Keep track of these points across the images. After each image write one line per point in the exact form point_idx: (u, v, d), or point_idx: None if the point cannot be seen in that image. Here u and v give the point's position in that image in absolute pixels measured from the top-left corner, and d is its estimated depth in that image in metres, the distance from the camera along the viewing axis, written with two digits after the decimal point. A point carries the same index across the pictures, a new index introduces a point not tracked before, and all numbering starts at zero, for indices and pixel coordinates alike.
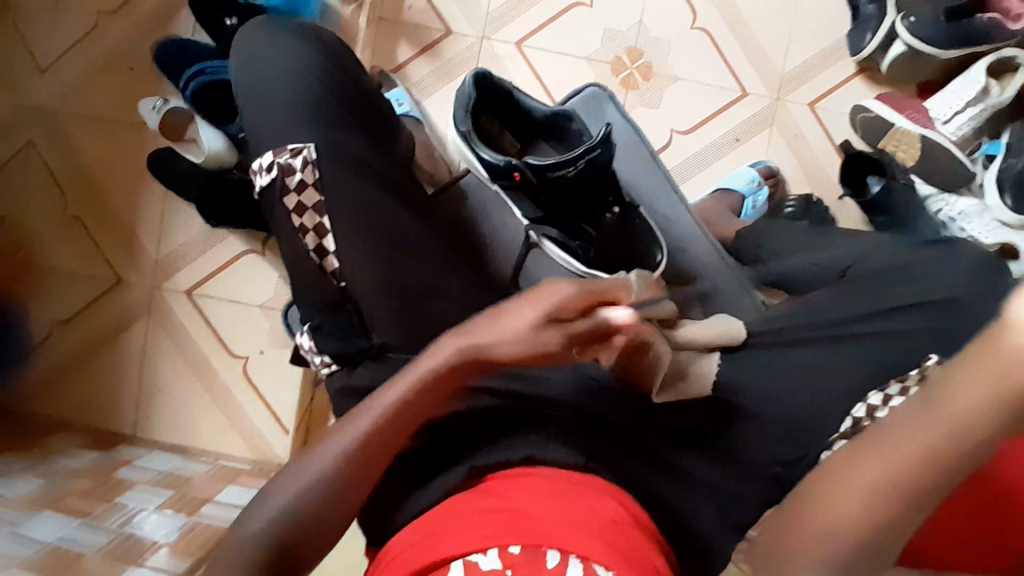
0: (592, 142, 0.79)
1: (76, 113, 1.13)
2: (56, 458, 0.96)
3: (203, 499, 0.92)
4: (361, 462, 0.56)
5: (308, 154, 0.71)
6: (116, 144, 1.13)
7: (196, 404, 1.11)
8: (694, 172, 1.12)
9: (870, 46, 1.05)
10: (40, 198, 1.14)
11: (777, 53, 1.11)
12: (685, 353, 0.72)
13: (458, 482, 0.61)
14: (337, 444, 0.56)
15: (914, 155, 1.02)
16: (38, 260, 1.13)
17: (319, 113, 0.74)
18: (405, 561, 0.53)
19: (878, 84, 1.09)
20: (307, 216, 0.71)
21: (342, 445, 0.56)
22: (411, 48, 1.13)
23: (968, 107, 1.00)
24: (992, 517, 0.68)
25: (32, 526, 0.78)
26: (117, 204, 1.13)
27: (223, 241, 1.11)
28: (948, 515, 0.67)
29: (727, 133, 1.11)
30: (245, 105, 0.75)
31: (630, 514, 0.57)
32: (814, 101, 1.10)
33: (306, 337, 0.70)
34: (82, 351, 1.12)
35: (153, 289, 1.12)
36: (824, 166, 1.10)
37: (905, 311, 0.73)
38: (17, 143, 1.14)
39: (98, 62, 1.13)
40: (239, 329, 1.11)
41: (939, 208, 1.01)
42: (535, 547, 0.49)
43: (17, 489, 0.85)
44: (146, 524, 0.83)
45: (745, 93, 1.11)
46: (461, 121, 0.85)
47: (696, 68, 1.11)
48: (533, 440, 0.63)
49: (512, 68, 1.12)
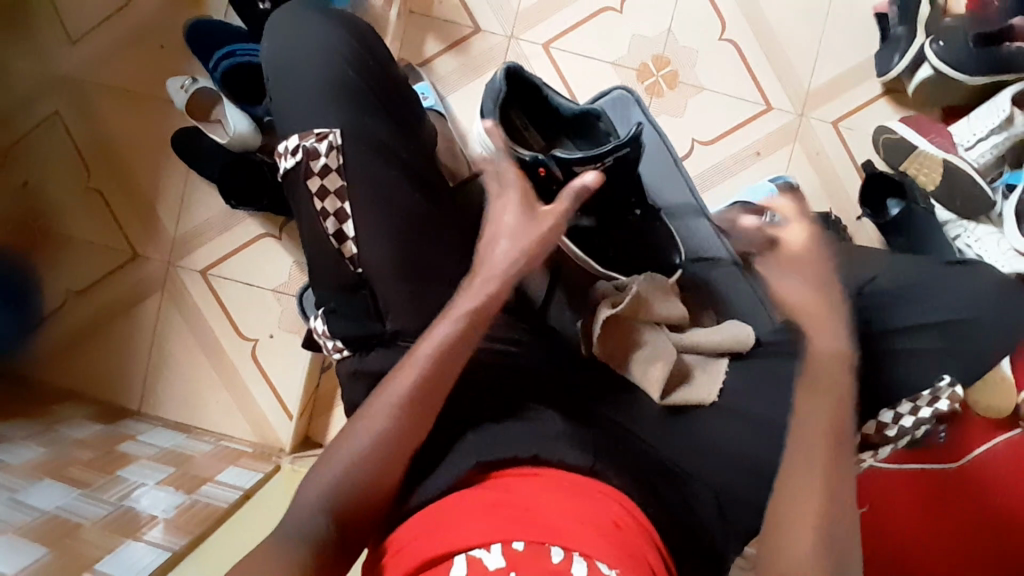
0: (621, 141, 0.79)
1: (105, 86, 1.14)
2: (60, 428, 0.96)
3: (203, 478, 0.92)
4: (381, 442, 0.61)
5: (333, 139, 0.71)
6: (142, 119, 1.14)
7: (203, 384, 1.11)
8: (716, 181, 1.12)
9: (898, 67, 1.04)
10: (63, 168, 1.14)
11: (803, 68, 1.11)
12: (693, 357, 0.76)
13: (464, 476, 0.59)
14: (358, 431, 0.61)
15: (935, 180, 1.02)
16: (58, 229, 1.14)
17: (348, 94, 0.73)
18: (414, 545, 0.53)
19: (903, 106, 1.09)
20: (329, 200, 0.70)
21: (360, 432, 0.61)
22: (440, 43, 1.14)
23: (991, 135, 1.00)
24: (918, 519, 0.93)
25: (32, 494, 0.78)
26: (138, 177, 1.14)
27: (241, 222, 1.11)
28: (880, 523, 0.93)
29: (750, 145, 1.11)
30: (275, 84, 0.75)
31: (632, 518, 0.56)
32: (837, 119, 1.10)
33: (320, 321, 0.71)
34: (93, 323, 1.12)
35: (168, 265, 1.13)
36: (845, 184, 1.10)
37: (924, 331, 0.73)
38: (43, 112, 1.15)
39: (130, 36, 1.14)
40: (250, 312, 1.11)
41: (956, 235, 1.02)
42: (539, 543, 0.50)
43: (19, 456, 0.85)
44: (144, 498, 0.83)
45: (769, 107, 1.11)
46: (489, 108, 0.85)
47: (722, 80, 1.12)
48: (542, 441, 0.61)
49: (539, 68, 1.12)
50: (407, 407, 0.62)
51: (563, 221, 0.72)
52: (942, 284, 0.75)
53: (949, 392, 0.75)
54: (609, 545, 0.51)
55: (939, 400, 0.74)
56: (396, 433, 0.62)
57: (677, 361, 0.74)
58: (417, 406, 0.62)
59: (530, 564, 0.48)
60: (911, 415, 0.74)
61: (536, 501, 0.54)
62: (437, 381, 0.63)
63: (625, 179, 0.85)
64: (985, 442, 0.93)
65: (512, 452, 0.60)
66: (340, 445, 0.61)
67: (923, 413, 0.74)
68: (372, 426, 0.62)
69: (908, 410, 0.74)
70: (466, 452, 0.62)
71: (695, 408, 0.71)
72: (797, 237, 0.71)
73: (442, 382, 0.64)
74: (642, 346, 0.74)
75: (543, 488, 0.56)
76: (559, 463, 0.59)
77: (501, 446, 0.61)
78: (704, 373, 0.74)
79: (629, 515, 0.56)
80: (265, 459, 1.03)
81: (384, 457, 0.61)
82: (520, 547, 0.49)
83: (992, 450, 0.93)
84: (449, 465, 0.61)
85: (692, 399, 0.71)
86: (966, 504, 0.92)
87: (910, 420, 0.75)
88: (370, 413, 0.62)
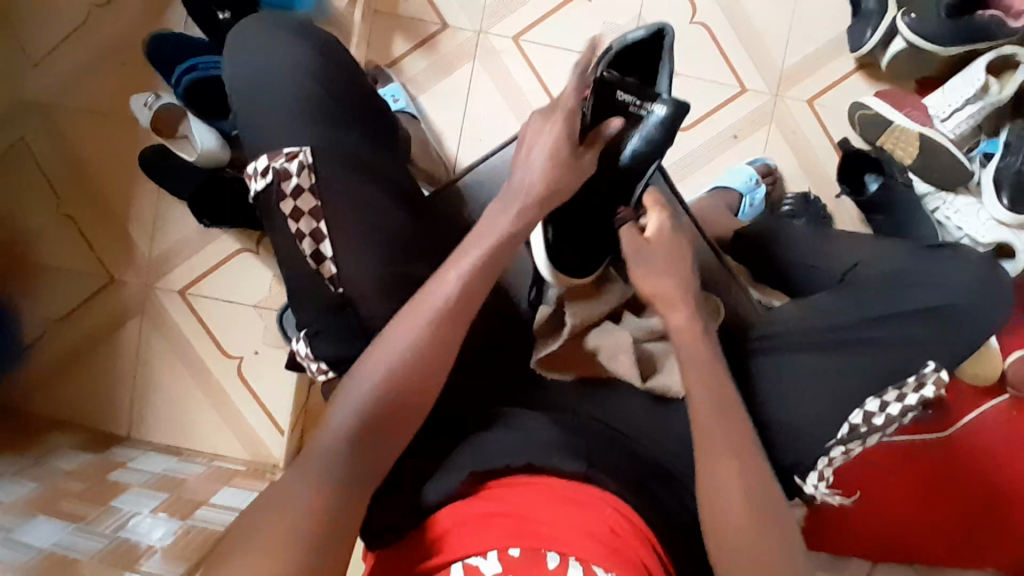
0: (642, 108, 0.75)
1: (66, 107, 1.11)
2: (49, 460, 0.95)
3: (198, 501, 0.91)
4: (383, 406, 0.58)
5: (304, 159, 0.68)
6: (107, 140, 1.11)
7: (191, 404, 1.10)
8: (695, 168, 1.11)
9: (871, 42, 1.04)
10: (29, 194, 1.11)
11: (777, 47, 1.10)
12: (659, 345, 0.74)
13: (458, 489, 0.58)
14: (361, 390, 0.59)
15: (912, 153, 1.01)
16: (30, 258, 1.11)
17: (314, 108, 0.71)
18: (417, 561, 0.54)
19: (877, 79, 1.09)
20: (303, 221, 0.68)
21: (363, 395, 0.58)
22: (408, 42, 1.11)
23: (967, 105, 0.99)
24: (910, 493, 0.95)
25: (25, 532, 0.77)
26: (108, 200, 1.11)
27: (217, 239, 1.10)
28: (872, 503, 0.95)
29: (727, 129, 1.10)
30: (238, 97, 0.73)
31: (631, 523, 0.56)
32: (813, 97, 1.10)
33: (303, 344, 0.71)
34: (74, 350, 1.11)
35: (146, 286, 1.11)
36: (824, 163, 1.10)
37: (912, 317, 0.73)
38: (6, 139, 1.12)
39: (89, 55, 1.11)
40: (234, 329, 1.10)
41: (936, 207, 1.03)
42: (535, 550, 0.50)
43: (9, 493, 0.84)
44: (140, 527, 0.82)
45: (745, 89, 1.10)
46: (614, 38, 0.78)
47: (696, 64, 1.10)
48: (537, 448, 0.60)
49: (511, 62, 1.10)
50: (415, 359, 0.60)
51: (554, 172, 0.69)
52: (923, 274, 0.75)
53: (936, 377, 0.71)
54: (603, 547, 0.51)
55: (926, 385, 0.71)
56: (401, 391, 0.59)
57: (644, 354, 0.72)
58: (419, 372, 0.60)
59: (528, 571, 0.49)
60: (899, 402, 0.70)
61: (533, 506, 0.54)
62: (444, 335, 0.61)
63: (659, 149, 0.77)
64: (974, 410, 0.95)
65: (505, 461, 0.59)
66: (337, 408, 0.59)
67: (911, 400, 0.70)
68: (374, 380, 0.59)
69: (895, 397, 0.71)
70: (456, 464, 0.61)
71: (670, 398, 0.71)
72: (657, 228, 0.71)
73: (451, 340, 0.61)
74: (598, 354, 0.71)
75: (537, 492, 0.56)
76: (553, 470, 0.58)
77: (491, 456, 0.60)
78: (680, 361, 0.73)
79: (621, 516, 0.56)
80: (260, 477, 1.02)
81: (384, 423, 0.58)
82: (516, 554, 0.50)
83: (982, 417, 0.94)
84: (437, 484, 0.60)
85: (662, 388, 0.70)
86: (955, 475, 0.95)
87: (897, 408, 0.70)
88: (372, 367, 0.60)
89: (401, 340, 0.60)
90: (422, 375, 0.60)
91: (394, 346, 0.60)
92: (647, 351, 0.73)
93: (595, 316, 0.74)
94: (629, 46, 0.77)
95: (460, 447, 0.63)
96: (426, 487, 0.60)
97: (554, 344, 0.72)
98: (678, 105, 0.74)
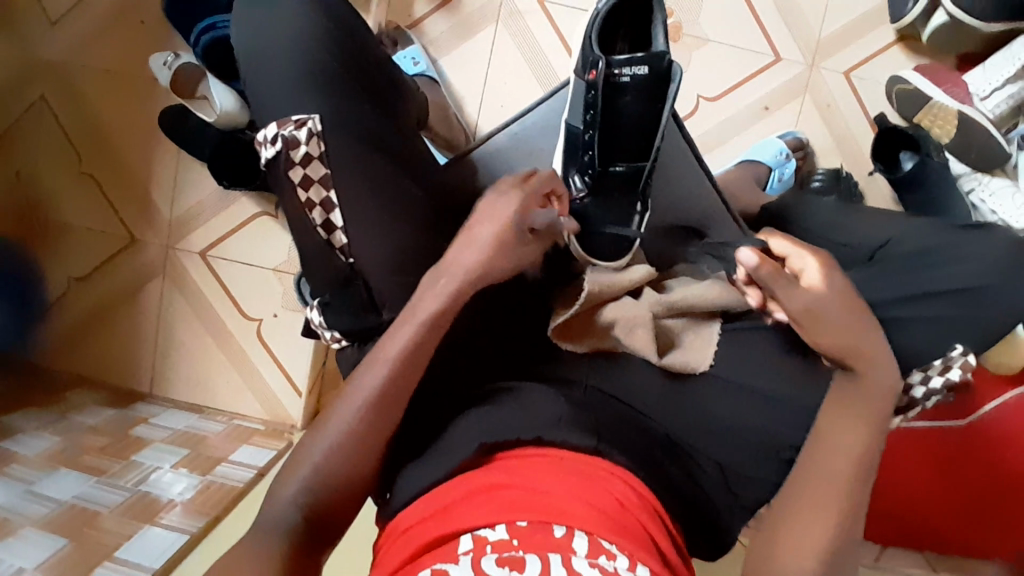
0: (635, 59, 0.74)
1: (87, 66, 1.11)
2: (73, 415, 0.97)
3: (217, 458, 0.93)
4: (381, 410, 0.59)
5: (312, 126, 0.67)
6: (127, 98, 1.11)
7: (211, 364, 1.12)
8: (721, 141, 1.08)
9: (913, 13, 0.97)
10: (53, 153, 1.12)
11: (814, 15, 1.05)
12: (675, 322, 0.73)
13: (468, 460, 0.58)
14: (354, 400, 0.59)
15: (950, 130, 0.96)
16: (53, 216, 1.13)
17: (327, 75, 0.70)
18: (426, 523, 0.53)
19: (918, 53, 1.04)
20: (313, 190, 0.68)
21: (358, 404, 0.59)
22: (429, 3, 1.08)
23: (1007, 84, 0.95)
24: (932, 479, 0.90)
25: (48, 484, 0.80)
26: (129, 160, 1.12)
27: (236, 202, 1.10)
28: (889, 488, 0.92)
29: (757, 100, 1.07)
30: (250, 61, 0.71)
31: (636, 494, 0.56)
32: (849, 69, 1.05)
33: (316, 313, 0.70)
34: (97, 308, 1.13)
35: (167, 248, 1.12)
36: (857, 139, 1.06)
37: (941, 295, 0.70)
38: (28, 97, 1.12)
39: (109, 12, 1.10)
40: (253, 291, 1.11)
41: (971, 188, 0.97)
42: (543, 523, 0.49)
43: (33, 447, 0.87)
44: (160, 482, 0.85)
45: (778, 59, 1.06)
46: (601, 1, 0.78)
47: (725, 30, 1.06)
48: (546, 422, 0.59)
49: (534, 26, 1.07)
50: (412, 354, 0.60)
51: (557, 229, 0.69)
52: (954, 255, 0.72)
53: (962, 361, 0.69)
54: (611, 527, 0.50)
55: (952, 369, 0.68)
56: (397, 387, 0.59)
57: (661, 331, 0.72)
58: (408, 372, 0.60)
59: (534, 540, 0.48)
60: (923, 385, 0.69)
61: (543, 482, 0.53)
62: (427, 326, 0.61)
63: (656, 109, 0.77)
64: (996, 398, 0.88)
65: (516, 434, 0.58)
66: (331, 417, 0.60)
67: (936, 383, 0.68)
68: (372, 382, 0.59)
69: (920, 380, 0.68)
70: (466, 435, 0.60)
71: (686, 376, 0.70)
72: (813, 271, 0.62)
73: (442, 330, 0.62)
74: (613, 325, 0.70)
75: (544, 467, 0.55)
76: (561, 444, 0.58)
77: (502, 427, 0.59)
78: (695, 339, 0.72)
79: (634, 493, 0.56)
80: (277, 437, 1.04)
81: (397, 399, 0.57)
82: (526, 523, 0.49)
83: (1004, 405, 0.87)
84: (447, 455, 0.59)
85: (676, 364, 0.69)
86: (973, 459, 0.89)
87: (921, 392, 0.69)
88: (370, 368, 0.60)
89: (400, 338, 0.61)
90: (412, 369, 0.60)
91: (395, 346, 0.60)
92: (664, 327, 0.72)
93: (617, 291, 0.73)
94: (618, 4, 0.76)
95: (465, 415, 0.63)
96: (425, 468, 0.59)
97: (572, 310, 0.70)
98: (662, 53, 0.74)
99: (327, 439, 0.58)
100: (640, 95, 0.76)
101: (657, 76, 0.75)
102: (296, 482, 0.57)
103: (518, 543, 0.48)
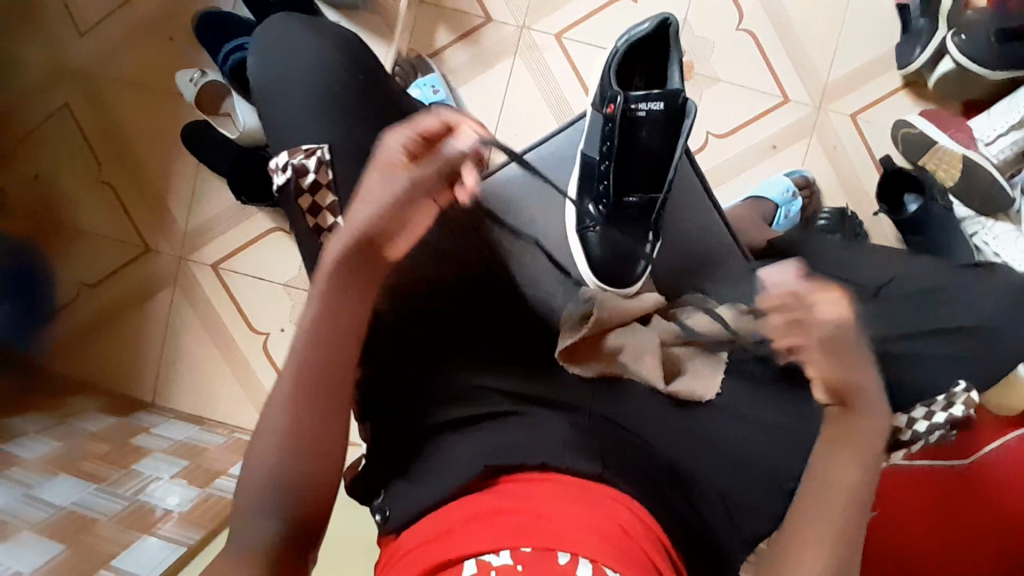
0: (653, 96, 0.79)
1: (113, 78, 1.14)
2: (74, 421, 0.97)
3: (217, 471, 0.93)
4: (309, 383, 0.56)
5: (321, 155, 0.70)
6: (150, 112, 1.13)
7: (214, 375, 1.12)
8: (728, 177, 1.10)
9: (919, 60, 1.02)
10: (73, 161, 1.15)
11: (822, 59, 1.09)
12: (680, 350, 0.73)
13: (471, 481, 0.57)
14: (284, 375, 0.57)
15: (955, 174, 0.99)
16: (69, 222, 1.14)
17: (355, 98, 0.73)
18: (429, 545, 0.52)
19: (924, 98, 1.07)
20: (322, 216, 0.70)
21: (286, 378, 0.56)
22: (451, 34, 1.12)
23: (1011, 131, 0.97)
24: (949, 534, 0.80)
25: (47, 488, 0.80)
26: (148, 171, 1.14)
27: (250, 218, 1.12)
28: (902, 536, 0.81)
29: (765, 138, 1.09)
30: (274, 83, 0.73)
31: (640, 521, 0.55)
32: (857, 111, 1.08)
33: None
34: (105, 315, 1.14)
35: (179, 258, 1.13)
36: (862, 180, 1.08)
37: (945, 335, 0.72)
38: (52, 106, 1.15)
39: (138, 30, 1.13)
40: (263, 305, 1.11)
41: (974, 231, 1.00)
42: (547, 550, 0.48)
43: (34, 450, 0.87)
44: (158, 492, 0.84)
45: (786, 99, 1.09)
46: (621, 39, 0.81)
47: (735, 70, 1.09)
48: (547, 448, 0.59)
49: (551, 59, 1.10)
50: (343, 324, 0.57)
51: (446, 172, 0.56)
52: (961, 295, 0.73)
53: (965, 397, 0.69)
54: (617, 555, 0.49)
55: (956, 405, 0.69)
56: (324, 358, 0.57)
57: (666, 358, 0.71)
58: (334, 343, 0.57)
59: (538, 567, 0.47)
60: (926, 420, 0.69)
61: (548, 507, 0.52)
62: (346, 292, 0.57)
63: (670, 142, 0.81)
64: (996, 440, 0.84)
65: (521, 458, 0.58)
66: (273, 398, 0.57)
67: (939, 419, 0.69)
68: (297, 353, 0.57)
69: (923, 414, 0.69)
70: (473, 454, 0.60)
71: (693, 404, 0.69)
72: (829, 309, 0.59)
73: (363, 296, 0.58)
74: (618, 350, 0.70)
75: (549, 492, 0.55)
76: (566, 469, 0.57)
77: (511, 449, 0.59)
78: (701, 367, 0.72)
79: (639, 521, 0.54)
80: None
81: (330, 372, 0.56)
82: (530, 549, 0.48)
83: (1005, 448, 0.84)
84: (450, 475, 0.59)
85: (683, 392, 0.68)
86: (971, 500, 0.82)
87: (923, 426, 0.69)
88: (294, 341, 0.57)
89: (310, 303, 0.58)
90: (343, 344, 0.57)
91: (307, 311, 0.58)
92: (670, 354, 0.72)
93: (626, 317, 0.74)
94: (635, 44, 0.80)
95: (460, 438, 0.63)
96: (423, 491, 0.59)
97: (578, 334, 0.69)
98: (677, 92, 0.78)
99: (271, 420, 0.56)
100: (656, 129, 0.80)
101: (673, 112, 0.80)
102: (255, 470, 0.55)
103: (521, 569, 0.47)
